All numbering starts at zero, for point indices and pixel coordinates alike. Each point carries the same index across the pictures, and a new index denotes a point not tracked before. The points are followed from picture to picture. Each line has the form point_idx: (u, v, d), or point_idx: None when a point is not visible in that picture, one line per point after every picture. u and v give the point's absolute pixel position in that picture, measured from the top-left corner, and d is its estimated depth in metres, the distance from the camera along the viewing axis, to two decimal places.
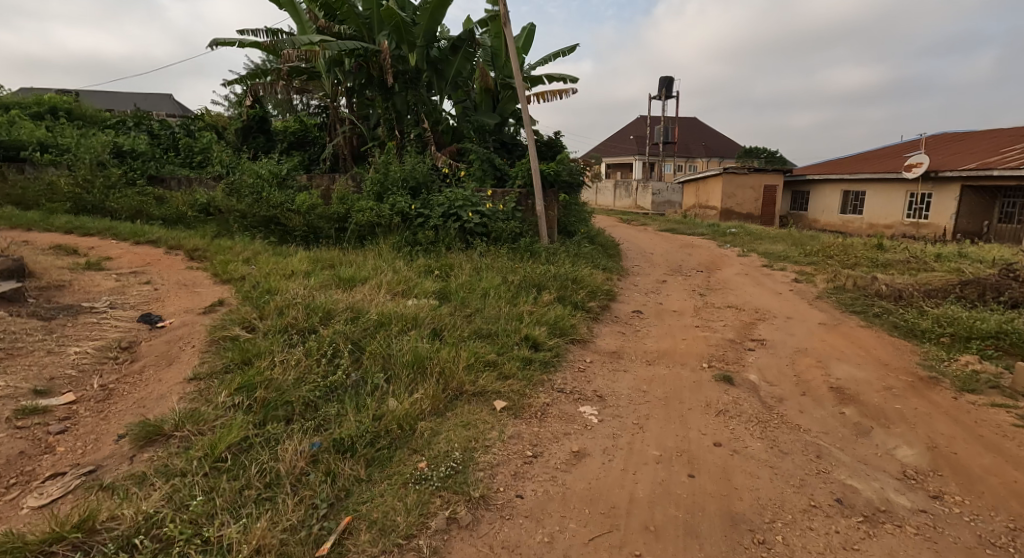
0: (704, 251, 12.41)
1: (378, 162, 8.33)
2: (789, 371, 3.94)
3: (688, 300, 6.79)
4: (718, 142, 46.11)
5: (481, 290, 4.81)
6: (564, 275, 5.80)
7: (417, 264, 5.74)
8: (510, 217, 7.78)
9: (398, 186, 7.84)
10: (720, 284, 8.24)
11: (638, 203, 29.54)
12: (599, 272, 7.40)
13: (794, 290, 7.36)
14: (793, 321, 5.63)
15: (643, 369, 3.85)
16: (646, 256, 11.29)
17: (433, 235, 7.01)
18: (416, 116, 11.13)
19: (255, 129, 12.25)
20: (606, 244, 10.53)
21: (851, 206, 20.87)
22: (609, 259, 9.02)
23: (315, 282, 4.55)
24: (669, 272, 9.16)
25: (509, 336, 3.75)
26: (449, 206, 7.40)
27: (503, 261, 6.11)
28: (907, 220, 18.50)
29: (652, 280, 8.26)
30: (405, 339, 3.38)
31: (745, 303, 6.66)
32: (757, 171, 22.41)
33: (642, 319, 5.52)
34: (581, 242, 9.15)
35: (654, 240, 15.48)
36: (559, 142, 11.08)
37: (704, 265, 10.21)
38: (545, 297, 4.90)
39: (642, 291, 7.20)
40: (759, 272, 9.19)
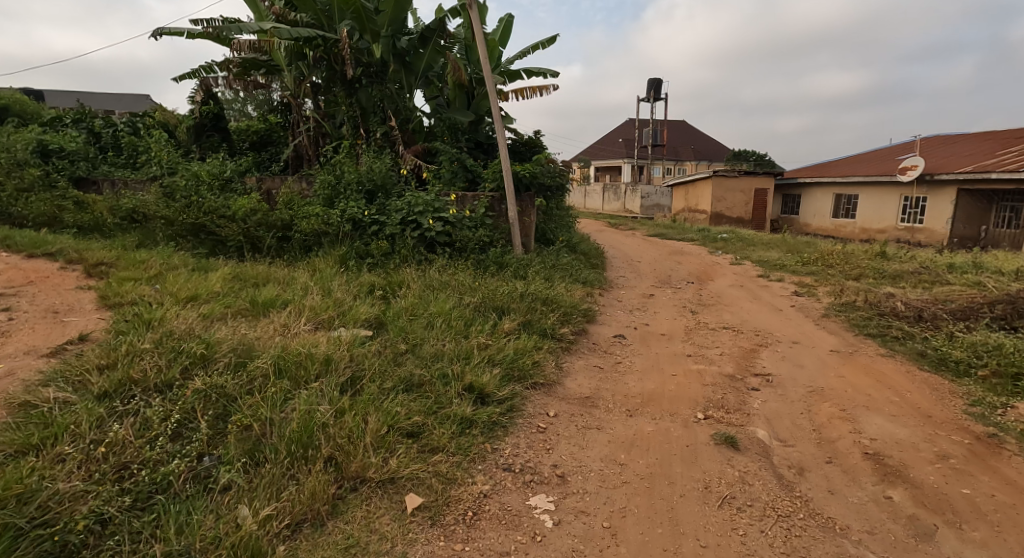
0: (695, 259, 11.62)
1: (332, 162, 7.44)
2: (806, 424, 3.12)
3: (677, 319, 5.98)
4: (707, 145, 45.64)
5: (427, 316, 3.95)
6: (534, 294, 4.95)
7: (359, 281, 4.86)
8: (478, 225, 6.93)
9: (352, 189, 6.95)
10: (712, 298, 7.44)
11: (626, 207, 28.84)
12: (578, 287, 6.56)
13: (796, 307, 6.58)
14: (800, 347, 4.83)
15: (621, 426, 3.01)
16: (633, 265, 10.49)
17: (388, 245, 6.12)
18: (384, 114, 10.24)
19: (209, 128, 11.21)
20: (589, 252, 9.71)
21: (843, 210, 20.28)
22: (591, 270, 8.19)
23: (216, 311, 3.65)
24: (656, 284, 8.35)
25: (447, 386, 2.89)
26: (408, 212, 6.52)
27: (463, 277, 5.26)
28: (901, 225, 17.93)
29: (638, 294, 7.44)
30: (297, 397, 2.51)
31: (743, 322, 5.86)
32: (747, 174, 21.75)
33: (623, 347, 4.69)
34: (561, 251, 8.31)
35: (642, 246, 14.69)
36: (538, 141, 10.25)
37: (696, 275, 9.41)
38: (505, 324, 4.05)
39: (626, 308, 6.37)
40: (755, 284, 8.40)
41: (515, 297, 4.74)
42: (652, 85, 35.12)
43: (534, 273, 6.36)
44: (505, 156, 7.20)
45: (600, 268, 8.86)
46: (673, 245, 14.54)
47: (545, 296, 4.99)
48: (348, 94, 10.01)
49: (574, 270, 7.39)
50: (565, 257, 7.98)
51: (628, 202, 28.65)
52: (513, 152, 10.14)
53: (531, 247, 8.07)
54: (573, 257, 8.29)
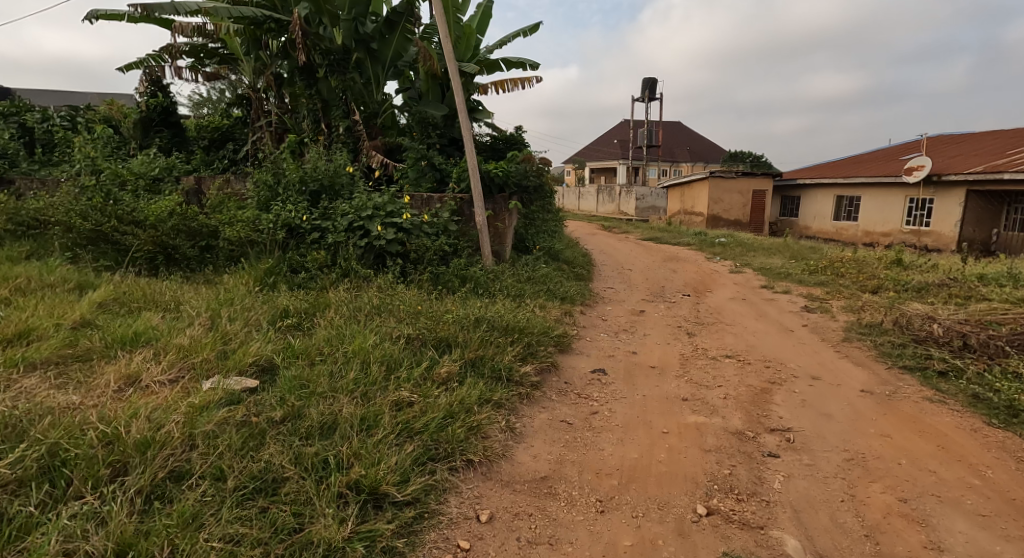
0: (691, 267, 10.70)
1: (275, 159, 6.46)
2: (856, 528, 2.18)
3: (670, 345, 5.04)
4: (703, 146, 44.83)
5: (338, 358, 3.01)
6: (493, 318, 4.00)
7: (273, 304, 3.89)
8: (439, 233, 5.97)
9: (293, 190, 5.97)
10: (711, 314, 6.50)
11: (620, 209, 27.92)
12: (554, 305, 5.61)
13: (809, 327, 5.64)
14: (822, 384, 3.90)
15: (587, 535, 2.07)
16: (623, 274, 9.55)
17: (328, 257, 5.17)
18: (347, 108, 9.28)
19: (158, 122, 10.17)
20: (574, 261, 8.76)
21: (845, 212, 19.43)
22: (575, 282, 7.25)
23: (38, 355, 2.68)
24: (648, 297, 7.42)
25: (321, 487, 1.94)
26: (355, 217, 5.56)
27: (409, 297, 4.30)
28: (906, 228, 17.06)
29: (627, 310, 6.50)
30: (54, 525, 1.61)
31: (748, 348, 4.93)
32: (745, 175, 20.87)
33: (602, 388, 3.73)
34: (540, 263, 7.37)
35: (635, 252, 13.75)
36: (518, 138, 9.27)
37: (693, 286, 8.48)
38: (444, 365, 3.11)
39: (609, 330, 5.44)
40: (759, 297, 7.47)
41: (466, 324, 3.78)
42: (647, 85, 34.36)
43: (501, 293, 5.41)
44: (471, 152, 6.26)
45: (585, 280, 7.90)
46: (668, 250, 13.61)
47: (508, 320, 4.04)
48: (308, 85, 9.08)
49: (554, 284, 6.44)
50: (546, 269, 7.03)
51: (622, 204, 27.76)
52: (491, 150, 9.16)
53: (507, 258, 7.12)
54: (554, 269, 7.32)
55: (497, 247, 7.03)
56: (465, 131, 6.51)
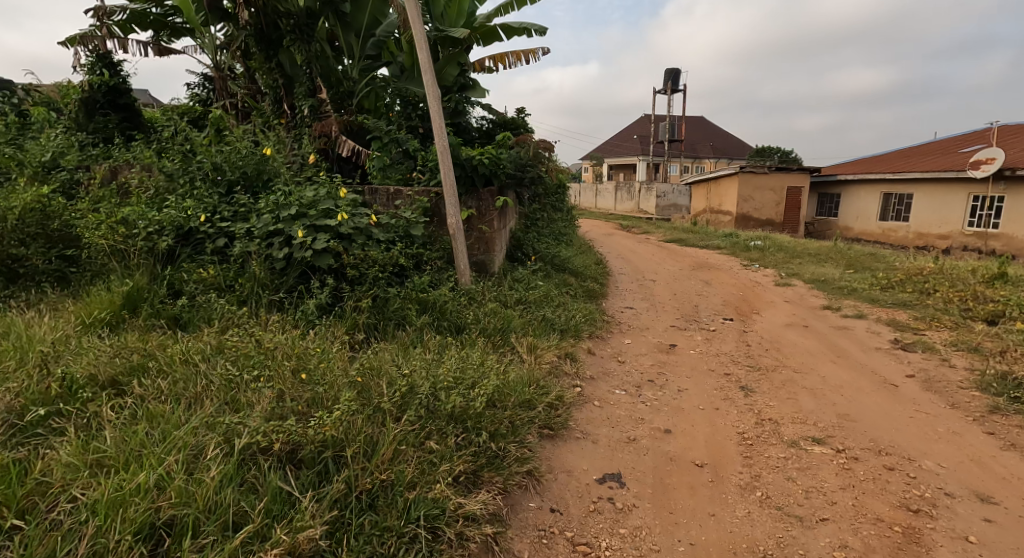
0: (726, 277, 8.97)
1: (186, 138, 4.89)
2: None
3: (720, 412, 3.40)
4: (728, 142, 42.62)
5: (62, 516, 1.52)
6: (435, 384, 2.45)
7: (68, 363, 2.35)
8: (394, 240, 4.42)
9: (201, 180, 4.43)
10: (767, 352, 4.81)
11: (640, 207, 26.08)
12: (551, 343, 4.00)
13: (917, 379, 3.96)
14: (1006, 518, 2.26)
15: None
16: (645, 287, 7.87)
17: (225, 275, 3.66)
18: (314, 86, 7.66)
19: (103, 105, 8.59)
20: (584, 272, 7.13)
21: (893, 211, 17.39)
22: (584, 303, 5.64)
23: None
24: (680, 322, 5.75)
25: None
26: (273, 218, 4.00)
27: (311, 344, 2.76)
28: (968, 229, 15.07)
29: (652, 344, 4.85)
30: None
31: (841, 419, 3.28)
32: (779, 170, 18.90)
33: (618, 529, 2.15)
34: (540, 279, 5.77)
35: (658, 257, 12.04)
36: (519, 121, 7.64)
37: (734, 304, 6.78)
38: (289, 528, 1.61)
39: (629, 384, 3.81)
40: (826, 324, 5.76)
41: (381, 402, 2.23)
42: (669, 76, 32.38)
43: (474, 330, 3.85)
44: (441, 132, 4.64)
45: (597, 299, 6.27)
46: (695, 256, 11.88)
47: (459, 389, 2.48)
48: (267, 56, 7.45)
49: (555, 309, 4.85)
50: (547, 288, 5.42)
51: (642, 202, 25.98)
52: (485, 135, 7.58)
53: (497, 270, 5.54)
54: (556, 286, 5.70)
55: (483, 256, 5.45)
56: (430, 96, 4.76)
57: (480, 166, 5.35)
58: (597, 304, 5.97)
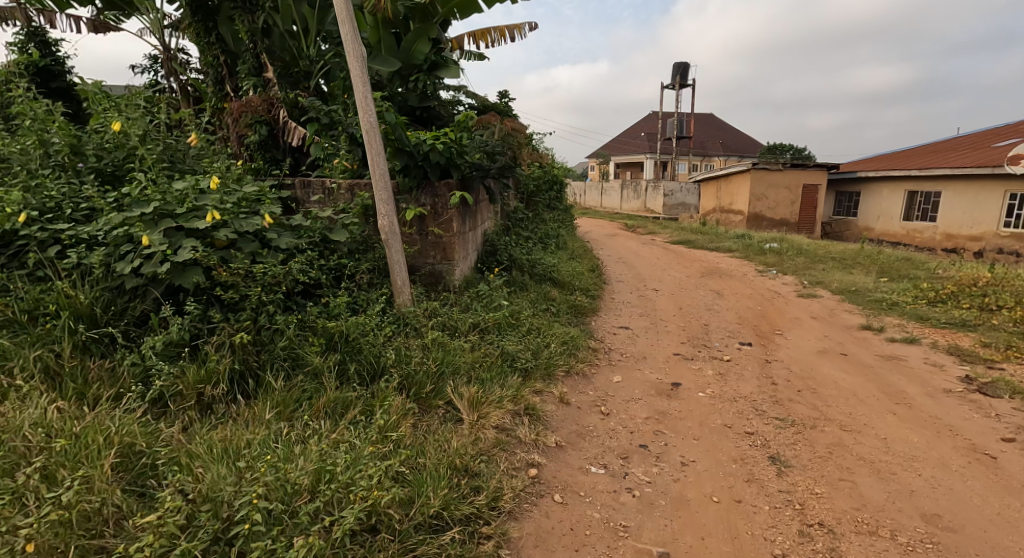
0: (740, 285, 7.84)
1: (31, 110, 3.49)
2: None
3: (747, 510, 2.31)
4: (738, 139, 41.23)
5: None
6: (235, 497, 1.73)
7: None
8: (301, 249, 3.27)
9: (47, 164, 3.24)
10: (800, 394, 3.70)
11: (646, 206, 24.89)
12: (506, 390, 2.92)
13: (1017, 446, 2.87)
14: None
15: None
16: (645, 299, 6.76)
17: (33, 302, 2.51)
18: (260, 64, 6.54)
19: None
20: (571, 284, 6.05)
21: (919, 210, 16.12)
22: (565, 327, 4.56)
23: None
24: (687, 349, 4.64)
25: None
26: (121, 220, 2.78)
27: (94, 419, 2.03)
28: (1005, 230, 13.83)
29: (649, 383, 3.73)
30: None
31: (931, 527, 2.20)
32: (795, 167, 17.66)
33: None
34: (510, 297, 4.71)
35: (662, 260, 10.91)
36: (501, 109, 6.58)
37: (752, 323, 5.66)
38: None
39: (613, 453, 2.72)
40: (869, 353, 4.65)
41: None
42: (678, 69, 31.08)
43: (395, 378, 2.71)
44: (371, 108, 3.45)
45: (584, 321, 5.18)
46: (704, 260, 10.75)
47: (273, 499, 1.74)
48: (206, 29, 6.25)
49: (523, 339, 3.75)
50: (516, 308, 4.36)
51: (649, 201, 24.78)
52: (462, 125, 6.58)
53: (457, 283, 4.48)
54: (527, 306, 4.61)
55: (440, 265, 4.44)
56: (354, 51, 3.41)
57: (437, 157, 4.21)
58: (583, 327, 4.87)
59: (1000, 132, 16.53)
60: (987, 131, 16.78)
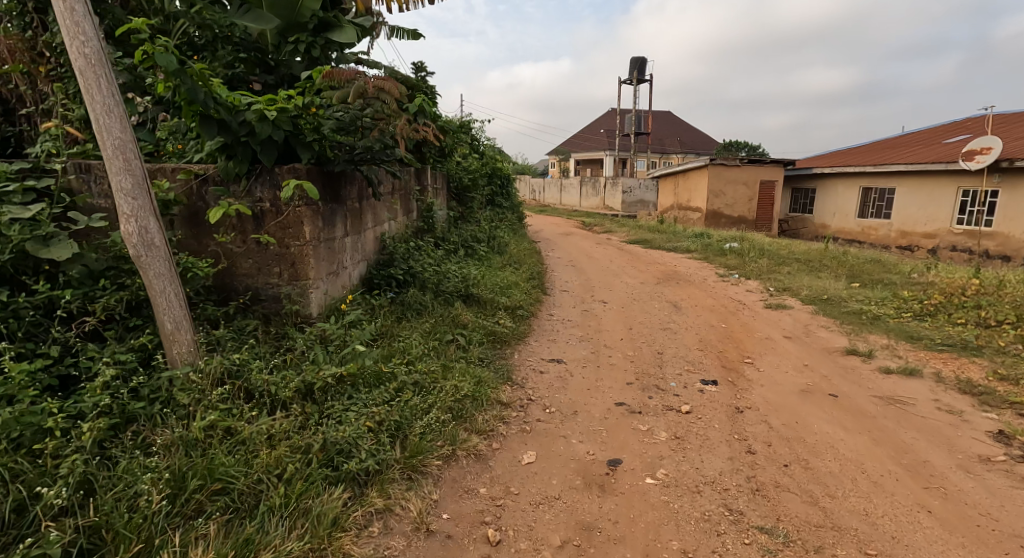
0: (700, 295, 6.80)
1: None
2: None
3: None
4: (696, 137, 41.04)
5: None
6: None
7: None
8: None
9: None
10: (787, 473, 2.58)
11: (606, 204, 24.04)
12: (298, 540, 1.71)
13: None
14: None
15: None
16: (589, 316, 5.61)
17: None
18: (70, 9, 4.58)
19: None
20: (492, 302, 4.81)
21: (873, 207, 15.68)
22: (466, 372, 3.33)
23: None
24: (634, 396, 3.48)
25: None
26: None
27: None
28: (958, 228, 13.41)
29: (575, 468, 2.54)
30: None
31: None
32: (752, 163, 17.01)
33: None
34: (389, 331, 3.46)
35: (617, 264, 9.84)
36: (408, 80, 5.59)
37: (715, 348, 4.56)
38: None
39: None
40: (863, 392, 3.59)
41: None
42: (635, 64, 30.33)
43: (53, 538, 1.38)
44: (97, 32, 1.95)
45: (500, 357, 3.94)
46: (661, 262, 9.72)
47: None
48: None
49: (382, 405, 2.49)
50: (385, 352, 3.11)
51: (607, 198, 23.93)
52: None
53: (314, 311, 3.20)
54: (411, 342, 3.36)
55: (290, 288, 3.15)
56: None
57: (272, 133, 2.86)
58: (492, 369, 3.63)
59: (952, 128, 16.22)
60: (940, 126, 16.48)
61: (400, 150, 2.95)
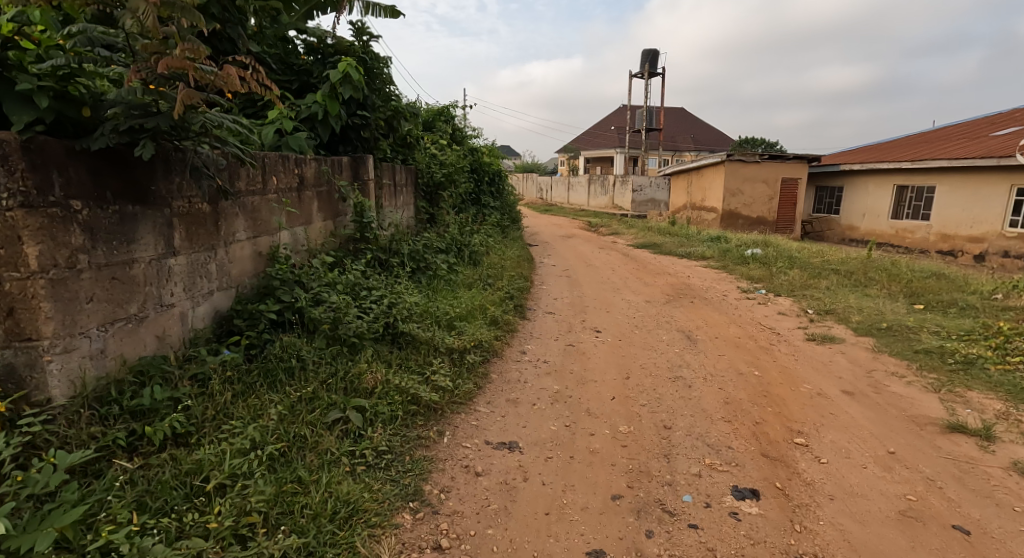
0: (721, 320, 5.33)
1: None
2: None
3: None
4: (710, 134, 39.27)
5: None
6: None
7: None
8: None
9: None
10: None
11: (615, 203, 22.56)
12: None
13: None
14: None
15: None
16: (572, 356, 4.17)
17: None
18: None
19: None
20: (427, 347, 3.40)
21: (909, 207, 14.00)
22: (326, 494, 1.98)
23: None
24: (620, 534, 2.05)
25: None
26: None
27: None
28: (1010, 231, 11.71)
29: None
30: None
31: None
32: (773, 158, 15.42)
33: None
34: (209, 424, 2.12)
35: (619, 273, 8.38)
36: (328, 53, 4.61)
37: (749, 414, 3.10)
38: None
39: None
40: (1008, 523, 2.13)
41: None
42: (648, 56, 28.76)
43: None
44: None
45: (416, 446, 2.54)
46: (671, 273, 8.21)
47: None
48: None
49: None
50: (138, 481, 1.80)
51: (616, 197, 22.43)
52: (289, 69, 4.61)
53: (62, 393, 1.86)
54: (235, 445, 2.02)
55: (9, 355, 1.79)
56: None
57: None
58: (388, 477, 2.25)
59: (1000, 120, 14.48)
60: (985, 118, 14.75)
61: (179, 113, 1.70)
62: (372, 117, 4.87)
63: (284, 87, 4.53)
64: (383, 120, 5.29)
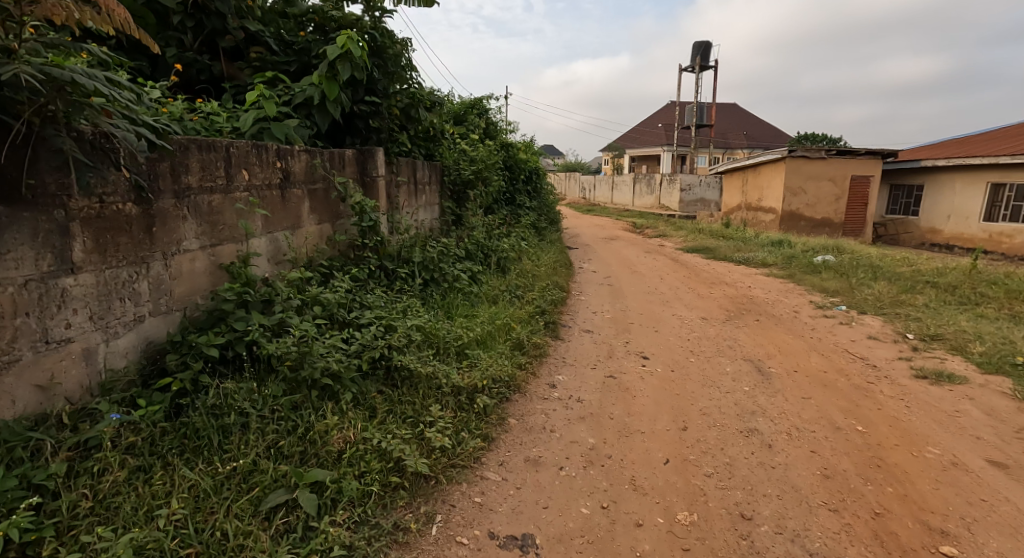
0: (797, 346, 4.39)
1: None
2: None
3: None
4: (765, 130, 37.14)
5: None
6: None
7: None
8: None
9: None
10: None
11: (662, 203, 21.34)
12: None
13: None
14: None
15: None
16: (612, 392, 3.38)
17: None
18: None
19: None
20: (425, 388, 2.68)
21: (1004, 208, 12.33)
22: None
23: None
24: None
25: None
26: None
27: None
28: None
29: None
30: None
31: None
32: (842, 154, 13.97)
33: None
34: (76, 530, 1.48)
35: (668, 282, 7.46)
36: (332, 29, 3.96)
37: (862, 498, 2.24)
38: None
39: None
40: None
41: None
42: (699, 49, 27.27)
43: None
44: None
45: (389, 545, 1.83)
46: (729, 283, 7.22)
47: None
48: None
49: None
50: None
51: (664, 197, 21.21)
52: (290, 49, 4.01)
53: None
54: None
55: None
56: None
57: None
58: None
59: None
60: None
61: None
62: (384, 105, 4.28)
63: (282, 70, 3.93)
64: (399, 108, 4.63)
